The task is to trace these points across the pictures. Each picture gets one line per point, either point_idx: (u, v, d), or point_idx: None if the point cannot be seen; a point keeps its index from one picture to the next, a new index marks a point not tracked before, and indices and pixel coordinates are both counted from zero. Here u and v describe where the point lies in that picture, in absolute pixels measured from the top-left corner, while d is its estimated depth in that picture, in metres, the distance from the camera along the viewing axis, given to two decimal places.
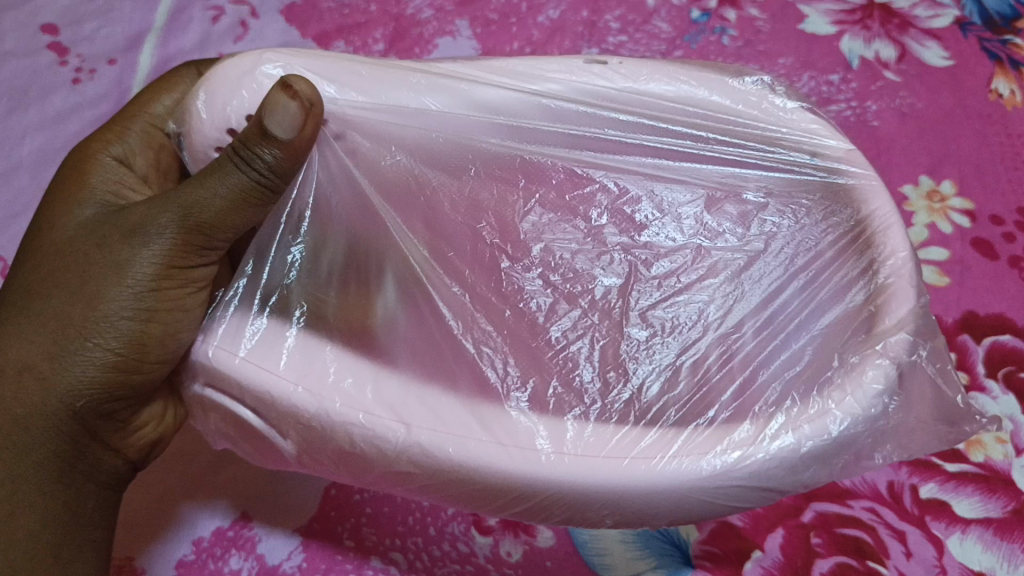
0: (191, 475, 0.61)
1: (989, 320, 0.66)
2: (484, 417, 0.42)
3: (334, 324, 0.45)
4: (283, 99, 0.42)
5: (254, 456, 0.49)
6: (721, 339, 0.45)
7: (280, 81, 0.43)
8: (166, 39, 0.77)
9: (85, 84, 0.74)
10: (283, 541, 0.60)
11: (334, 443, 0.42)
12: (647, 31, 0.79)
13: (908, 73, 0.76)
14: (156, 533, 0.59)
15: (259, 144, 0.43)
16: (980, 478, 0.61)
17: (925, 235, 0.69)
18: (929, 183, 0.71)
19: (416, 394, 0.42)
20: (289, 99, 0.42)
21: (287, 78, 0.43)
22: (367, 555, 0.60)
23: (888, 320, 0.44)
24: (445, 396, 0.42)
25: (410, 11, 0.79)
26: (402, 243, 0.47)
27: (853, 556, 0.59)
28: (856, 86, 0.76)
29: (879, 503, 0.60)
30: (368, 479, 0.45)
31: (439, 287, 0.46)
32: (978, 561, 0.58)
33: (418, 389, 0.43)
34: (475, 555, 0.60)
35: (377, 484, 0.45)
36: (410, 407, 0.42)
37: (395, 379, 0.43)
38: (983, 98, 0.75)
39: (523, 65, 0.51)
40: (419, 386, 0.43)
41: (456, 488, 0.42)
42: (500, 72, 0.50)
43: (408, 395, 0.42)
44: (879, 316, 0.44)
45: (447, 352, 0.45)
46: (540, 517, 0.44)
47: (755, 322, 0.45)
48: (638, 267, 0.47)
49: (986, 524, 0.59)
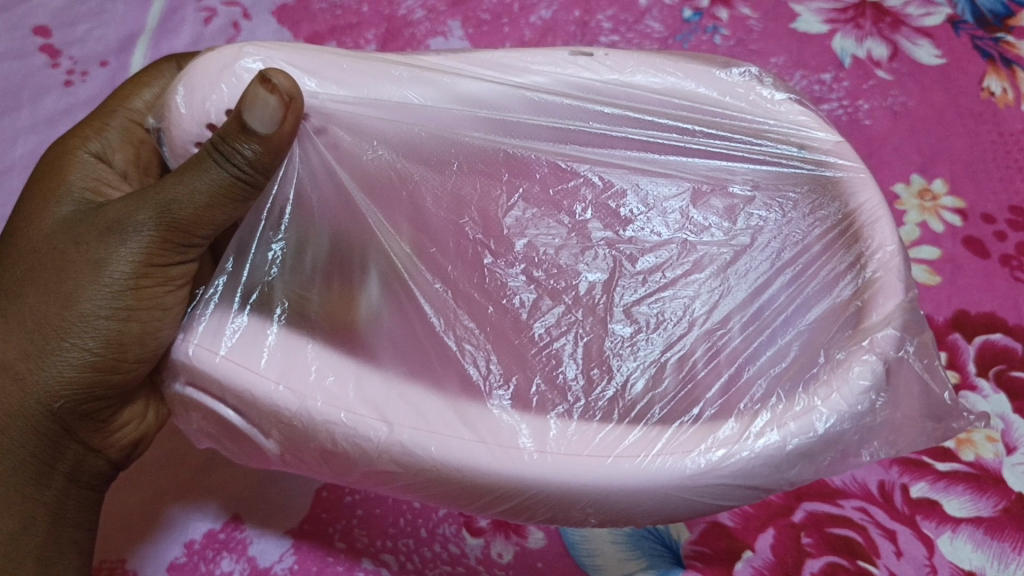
0: (181, 477, 0.61)
1: (979, 319, 0.66)
2: (469, 419, 0.42)
3: (316, 321, 0.45)
4: (261, 94, 0.41)
5: (240, 456, 0.48)
6: (705, 333, 0.45)
7: (259, 74, 0.42)
8: (158, 40, 0.77)
9: (76, 87, 0.74)
10: (274, 543, 0.59)
11: (316, 443, 0.42)
12: (639, 31, 0.79)
13: (900, 71, 0.77)
14: (147, 535, 0.59)
15: (236, 138, 0.42)
16: (971, 477, 0.61)
17: (915, 234, 0.69)
18: (921, 182, 0.72)
19: (398, 394, 0.42)
20: (268, 93, 0.41)
21: (267, 70, 0.42)
22: (359, 557, 0.59)
23: (874, 316, 0.43)
24: (429, 396, 0.42)
25: (402, 11, 0.79)
26: (384, 237, 0.47)
27: (844, 555, 0.59)
28: (847, 85, 0.76)
29: (869, 502, 0.61)
30: (355, 479, 0.45)
31: (421, 279, 0.46)
32: (968, 560, 0.58)
33: (401, 388, 0.43)
34: (465, 556, 0.60)
35: (365, 484, 0.45)
36: (391, 406, 0.42)
37: (376, 377, 0.43)
38: (975, 96, 0.76)
39: (511, 59, 0.50)
40: (403, 385, 0.43)
41: (441, 486, 0.42)
42: (487, 66, 0.50)
43: (391, 395, 0.42)
44: (865, 312, 0.44)
45: (433, 355, 0.44)
46: (527, 516, 0.43)
47: (738, 315, 0.45)
48: (622, 262, 0.47)
49: (976, 524, 0.59)
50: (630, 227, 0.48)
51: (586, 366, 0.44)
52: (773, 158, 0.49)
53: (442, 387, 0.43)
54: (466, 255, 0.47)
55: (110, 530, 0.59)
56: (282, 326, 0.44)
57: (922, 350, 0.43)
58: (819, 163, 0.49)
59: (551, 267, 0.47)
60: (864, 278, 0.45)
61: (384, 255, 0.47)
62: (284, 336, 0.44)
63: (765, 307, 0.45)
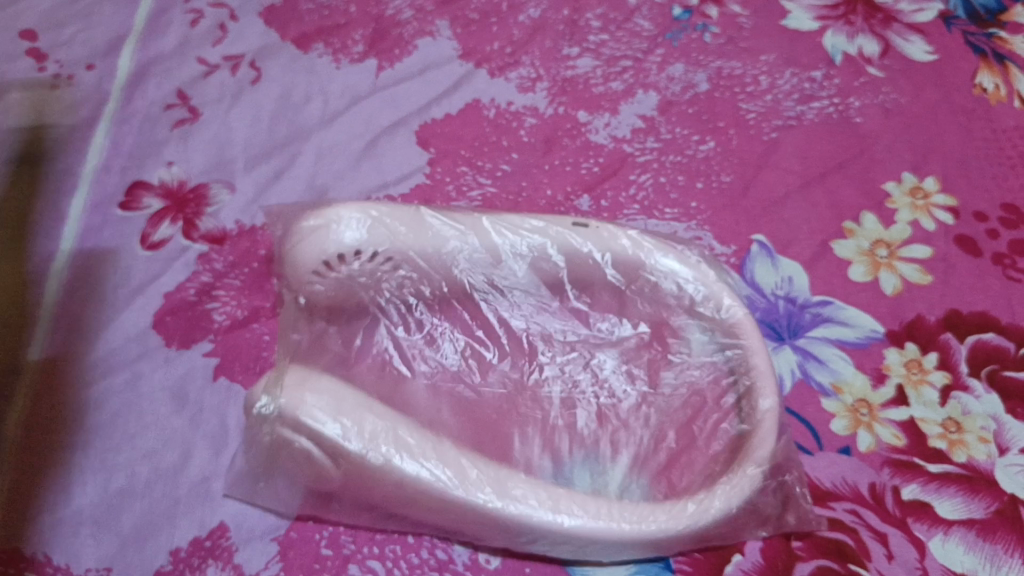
0: (180, 484, 0.58)
1: (973, 318, 0.64)
2: (478, 463, 0.53)
3: (354, 408, 0.53)
4: None
5: (277, 501, 0.57)
6: (649, 425, 0.58)
7: None
8: (144, 44, 0.76)
9: (62, 90, 0.73)
10: (260, 549, 0.56)
11: (371, 458, 0.52)
12: (629, 29, 0.79)
13: (892, 67, 0.76)
14: (145, 544, 0.56)
15: None
16: (963, 478, 0.58)
17: (908, 232, 0.68)
18: (913, 179, 0.71)
19: (418, 451, 0.52)
20: None
21: None
22: (345, 564, 0.56)
23: (750, 465, 0.53)
24: (447, 444, 0.53)
25: (390, 11, 0.79)
26: (402, 332, 0.61)
27: (835, 558, 0.56)
28: (839, 82, 0.76)
29: (859, 504, 0.58)
30: (369, 516, 0.56)
31: (427, 376, 0.59)
32: (961, 562, 0.56)
33: (432, 445, 0.53)
34: (452, 562, 0.57)
35: (388, 505, 0.54)
36: (414, 455, 0.52)
37: (412, 436, 0.53)
38: (967, 93, 0.75)
39: (490, 218, 0.62)
40: (430, 446, 0.53)
41: (457, 494, 0.51)
42: (454, 230, 0.61)
43: (409, 451, 0.52)
44: (745, 439, 0.54)
45: (465, 428, 0.56)
46: (510, 510, 0.51)
47: (672, 408, 0.58)
48: (592, 368, 0.60)
49: (969, 526, 0.57)
50: (606, 346, 0.61)
51: (542, 431, 0.57)
52: (699, 280, 0.60)
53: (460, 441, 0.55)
54: (474, 361, 0.60)
55: (110, 543, 0.56)
56: (337, 426, 0.52)
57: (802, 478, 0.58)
58: (723, 295, 0.59)
59: (536, 368, 0.60)
60: (747, 384, 0.57)
61: (422, 359, 0.60)
62: (341, 433, 0.52)
63: (688, 398, 0.59)
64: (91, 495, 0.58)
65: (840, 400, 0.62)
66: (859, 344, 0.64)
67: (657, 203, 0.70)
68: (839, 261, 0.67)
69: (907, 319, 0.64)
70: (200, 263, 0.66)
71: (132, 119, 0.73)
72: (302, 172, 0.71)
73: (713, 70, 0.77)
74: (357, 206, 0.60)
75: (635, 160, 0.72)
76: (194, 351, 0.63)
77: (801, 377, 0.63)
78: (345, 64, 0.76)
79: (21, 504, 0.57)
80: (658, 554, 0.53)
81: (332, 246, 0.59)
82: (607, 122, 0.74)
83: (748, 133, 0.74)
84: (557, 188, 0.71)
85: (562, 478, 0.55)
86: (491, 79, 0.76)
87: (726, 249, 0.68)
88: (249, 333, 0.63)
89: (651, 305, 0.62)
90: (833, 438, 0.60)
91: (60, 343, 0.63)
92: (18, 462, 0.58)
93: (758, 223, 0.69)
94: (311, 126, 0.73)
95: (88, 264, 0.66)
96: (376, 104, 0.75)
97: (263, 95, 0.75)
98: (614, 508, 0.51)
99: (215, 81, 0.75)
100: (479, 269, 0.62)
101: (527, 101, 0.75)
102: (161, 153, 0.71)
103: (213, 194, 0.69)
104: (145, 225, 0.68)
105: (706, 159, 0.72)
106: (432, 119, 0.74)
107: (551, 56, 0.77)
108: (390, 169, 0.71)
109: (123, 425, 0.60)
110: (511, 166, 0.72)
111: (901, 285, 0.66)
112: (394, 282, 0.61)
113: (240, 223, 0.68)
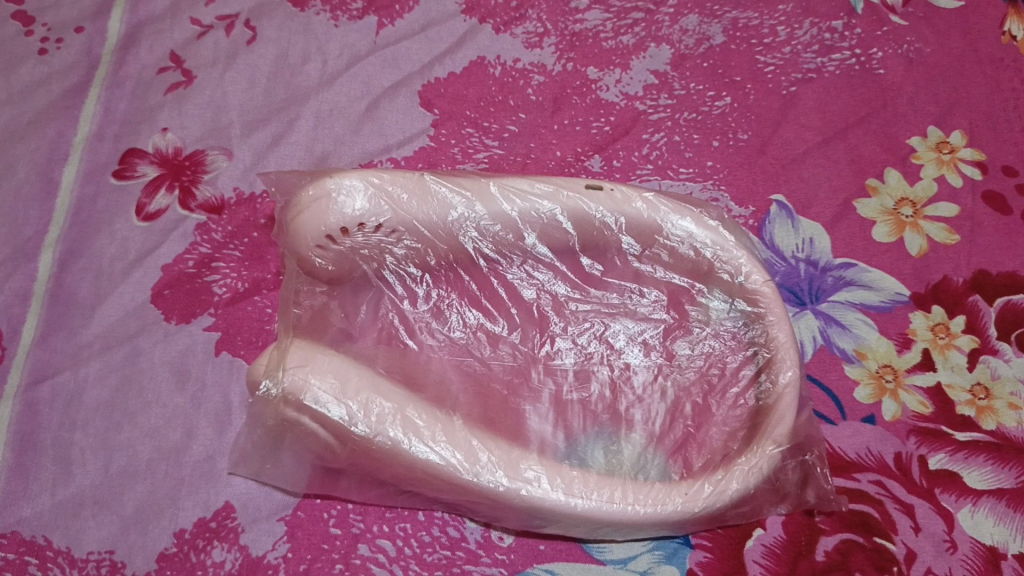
0: (183, 466, 0.57)
1: (1001, 279, 0.62)
2: (488, 443, 0.51)
3: (360, 388, 0.51)
4: None
5: (284, 479, 0.54)
6: (665, 399, 0.56)
7: None
8: (134, 4, 0.73)
9: (50, 55, 0.70)
10: (268, 531, 0.55)
11: (379, 441, 0.50)
12: None
13: (916, 16, 0.73)
14: (147, 525, 0.55)
15: None
16: (992, 446, 0.56)
17: (933, 189, 0.66)
18: (938, 133, 0.68)
19: (425, 432, 0.50)
20: None
21: None
22: (354, 543, 0.54)
23: (769, 444, 0.51)
24: (455, 422, 0.51)
25: None
26: (408, 306, 0.58)
27: (860, 531, 0.54)
28: (860, 32, 0.73)
29: (885, 475, 0.56)
30: (378, 494, 0.54)
31: (434, 349, 0.57)
32: (989, 535, 0.54)
33: (440, 425, 0.51)
34: (465, 540, 0.55)
35: (396, 484, 0.52)
36: (421, 436, 0.50)
37: (419, 415, 0.51)
38: (995, 41, 0.72)
39: (497, 183, 0.59)
40: (438, 426, 0.51)
41: (466, 475, 0.49)
42: (460, 197, 0.59)
43: (416, 432, 0.50)
44: (764, 417, 0.53)
45: (474, 403, 0.54)
46: (521, 491, 0.49)
47: (689, 379, 0.56)
48: (606, 340, 0.58)
49: (999, 495, 0.55)
50: (622, 315, 0.58)
51: (555, 406, 0.55)
52: (716, 246, 0.58)
53: (470, 416, 0.53)
54: (483, 334, 0.58)
55: (112, 526, 0.55)
56: (342, 409, 0.50)
57: (824, 456, 0.54)
58: (742, 261, 0.57)
59: (548, 340, 0.58)
60: (767, 357, 0.55)
61: (430, 333, 0.57)
62: (346, 416, 0.50)
63: (706, 370, 0.56)
64: (92, 476, 0.56)
65: (863, 366, 0.59)
66: (883, 308, 0.61)
67: (670, 163, 0.67)
68: (862, 221, 0.65)
69: (933, 281, 0.62)
70: (198, 233, 0.64)
71: (124, 83, 0.70)
72: (302, 136, 0.68)
73: (728, 21, 0.73)
74: (359, 174, 0.58)
75: (648, 118, 0.69)
76: (195, 325, 0.61)
77: (822, 344, 0.60)
78: (343, 22, 0.73)
79: (19, 485, 0.55)
80: (670, 530, 0.51)
81: (335, 218, 0.57)
82: (619, 79, 0.71)
83: (765, 87, 0.71)
84: (566, 149, 0.69)
85: (576, 456, 0.53)
86: (497, 35, 0.73)
87: (743, 210, 0.66)
88: (251, 306, 0.62)
89: (667, 272, 0.59)
90: (857, 406, 0.58)
91: (57, 318, 0.61)
92: (16, 442, 0.56)
93: (776, 181, 0.67)
94: (311, 87, 0.71)
95: (83, 237, 0.64)
96: (378, 65, 0.72)
97: (260, 56, 0.72)
98: (629, 490, 0.49)
99: (209, 42, 0.72)
100: (487, 237, 0.59)
101: (533, 58, 0.72)
102: (155, 119, 0.69)
103: (210, 161, 0.67)
104: (141, 195, 0.65)
105: (722, 116, 0.70)
106: (435, 78, 0.71)
107: (558, 8, 0.74)
108: (393, 132, 0.69)
109: (125, 402, 0.58)
110: (517, 126, 0.69)
111: (926, 246, 0.63)
112: (399, 254, 0.59)
113: (238, 191, 0.66)
